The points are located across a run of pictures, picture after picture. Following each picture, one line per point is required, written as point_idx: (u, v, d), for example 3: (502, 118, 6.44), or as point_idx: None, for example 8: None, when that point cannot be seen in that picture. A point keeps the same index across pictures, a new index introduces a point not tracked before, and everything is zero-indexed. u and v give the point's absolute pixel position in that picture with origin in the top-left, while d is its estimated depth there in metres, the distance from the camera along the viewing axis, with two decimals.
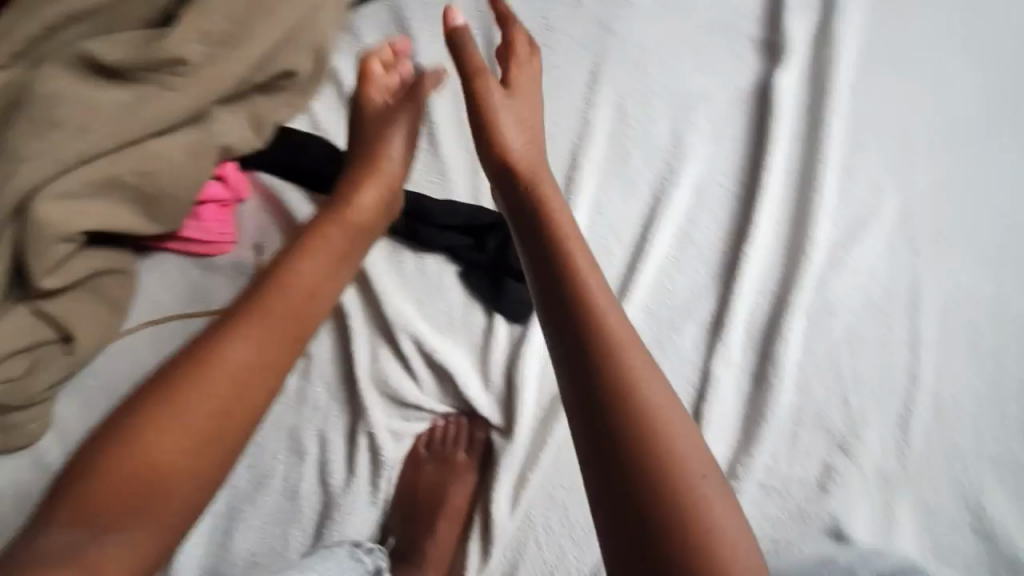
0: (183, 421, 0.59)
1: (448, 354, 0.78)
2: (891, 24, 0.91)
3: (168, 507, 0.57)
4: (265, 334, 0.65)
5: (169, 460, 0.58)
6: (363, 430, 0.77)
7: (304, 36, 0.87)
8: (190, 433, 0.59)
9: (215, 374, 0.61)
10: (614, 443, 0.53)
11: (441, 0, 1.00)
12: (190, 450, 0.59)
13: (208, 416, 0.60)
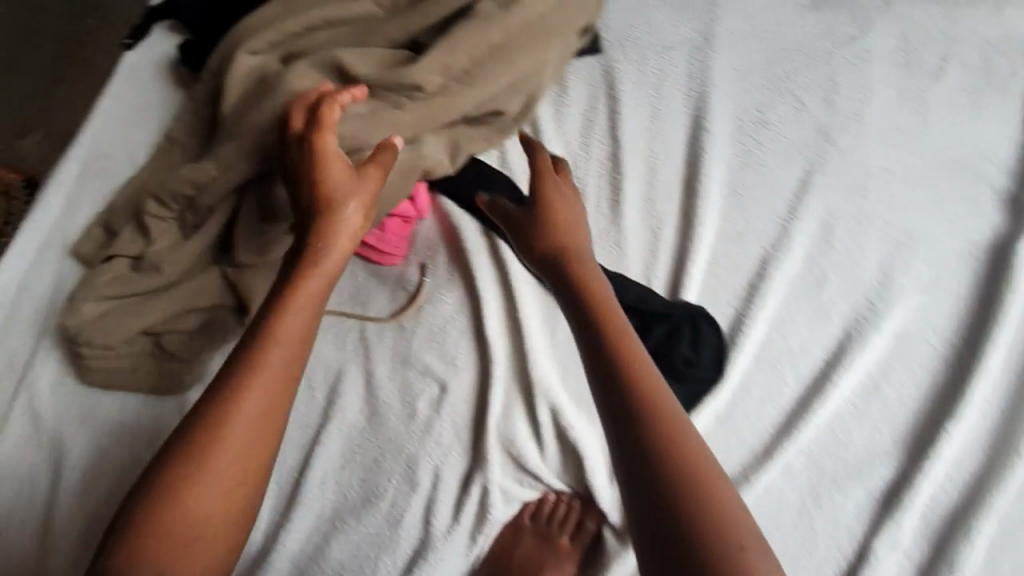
0: (218, 472, 0.55)
1: (582, 433, 0.75)
2: None
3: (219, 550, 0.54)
4: (279, 360, 0.58)
5: (216, 512, 0.54)
6: (477, 482, 0.76)
7: (526, 82, 0.85)
8: (230, 481, 0.55)
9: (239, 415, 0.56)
10: (679, 535, 0.50)
11: (655, 60, 0.96)
12: (228, 500, 0.55)
13: (242, 455, 0.56)
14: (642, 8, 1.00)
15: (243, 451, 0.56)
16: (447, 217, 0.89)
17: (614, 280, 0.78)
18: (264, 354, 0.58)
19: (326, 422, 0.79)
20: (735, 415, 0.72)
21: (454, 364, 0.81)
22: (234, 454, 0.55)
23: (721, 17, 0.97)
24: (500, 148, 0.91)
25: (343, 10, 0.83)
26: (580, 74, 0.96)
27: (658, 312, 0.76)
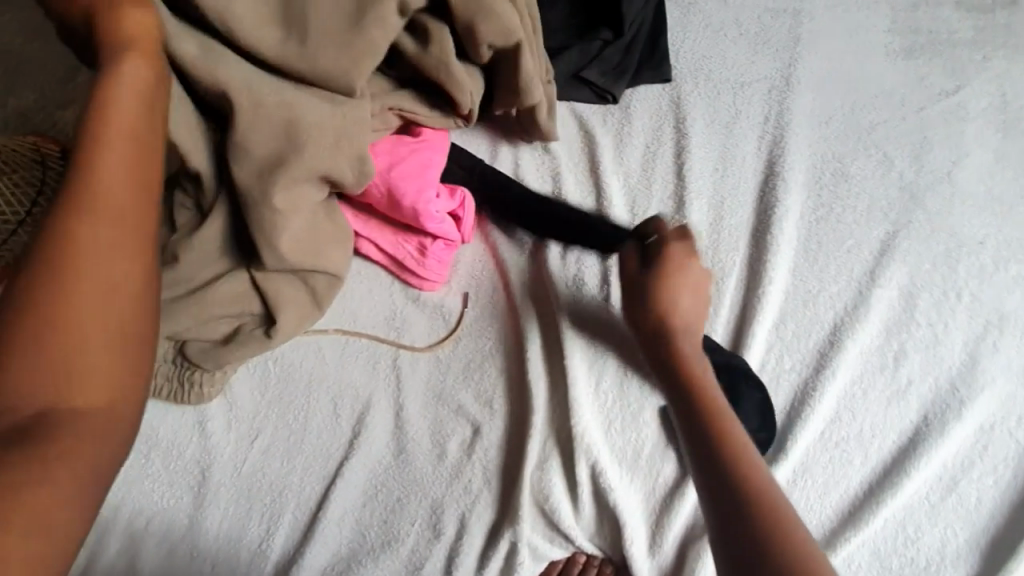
0: (75, 347, 0.46)
1: (623, 496, 0.70)
2: None
3: (99, 440, 0.45)
4: (111, 214, 0.50)
5: (87, 395, 0.45)
6: (506, 536, 0.71)
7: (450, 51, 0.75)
8: (93, 356, 0.46)
9: (76, 280, 0.47)
10: (761, 551, 0.55)
11: (730, 95, 0.90)
12: (95, 381, 0.46)
13: (97, 323, 0.47)
14: (718, 38, 0.94)
15: (92, 316, 0.47)
16: (493, 243, 0.84)
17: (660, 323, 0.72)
18: (93, 211, 0.49)
19: (350, 454, 0.74)
20: (797, 497, 0.66)
21: (490, 406, 0.76)
22: (83, 324, 0.46)
23: (801, 56, 0.91)
24: (556, 176, 0.86)
25: None
26: (647, 103, 0.91)
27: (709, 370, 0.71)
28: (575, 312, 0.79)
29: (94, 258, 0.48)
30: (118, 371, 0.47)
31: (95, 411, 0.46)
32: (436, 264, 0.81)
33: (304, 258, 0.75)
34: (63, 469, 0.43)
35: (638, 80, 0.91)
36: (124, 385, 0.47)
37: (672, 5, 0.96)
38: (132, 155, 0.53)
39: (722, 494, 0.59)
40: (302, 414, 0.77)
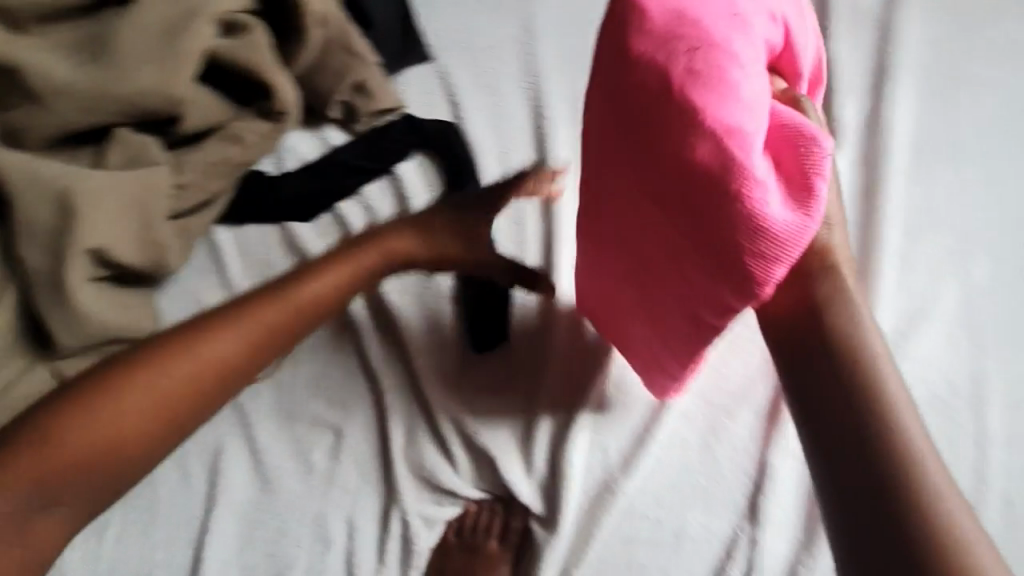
0: (104, 421, 0.60)
1: (489, 435, 0.74)
2: (952, 103, 0.85)
3: (111, 474, 0.61)
4: (212, 372, 0.65)
5: (138, 443, 0.62)
6: (396, 516, 0.73)
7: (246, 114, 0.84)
8: (133, 403, 0.62)
9: (145, 386, 0.62)
10: (829, 379, 0.56)
11: (486, 56, 0.97)
12: (101, 451, 0.60)
13: (157, 416, 0.63)
14: (464, 12, 1.01)
15: (154, 406, 0.63)
16: (303, 255, 0.84)
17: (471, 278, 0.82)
18: (212, 346, 0.65)
19: (213, 507, 0.71)
20: (624, 377, 0.76)
21: (345, 405, 0.76)
22: (165, 380, 0.63)
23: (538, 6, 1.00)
24: (344, 174, 0.88)
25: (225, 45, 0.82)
26: (417, 86, 0.96)
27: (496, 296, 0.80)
28: (399, 290, 0.81)
29: (140, 373, 0.63)
30: (127, 454, 0.61)
31: (109, 463, 0.61)
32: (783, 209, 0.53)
33: (110, 327, 0.72)
34: (69, 447, 0.59)
35: (403, 65, 0.97)
36: (139, 454, 0.62)
37: None
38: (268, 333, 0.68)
39: (797, 339, 0.58)
40: (148, 487, 0.72)
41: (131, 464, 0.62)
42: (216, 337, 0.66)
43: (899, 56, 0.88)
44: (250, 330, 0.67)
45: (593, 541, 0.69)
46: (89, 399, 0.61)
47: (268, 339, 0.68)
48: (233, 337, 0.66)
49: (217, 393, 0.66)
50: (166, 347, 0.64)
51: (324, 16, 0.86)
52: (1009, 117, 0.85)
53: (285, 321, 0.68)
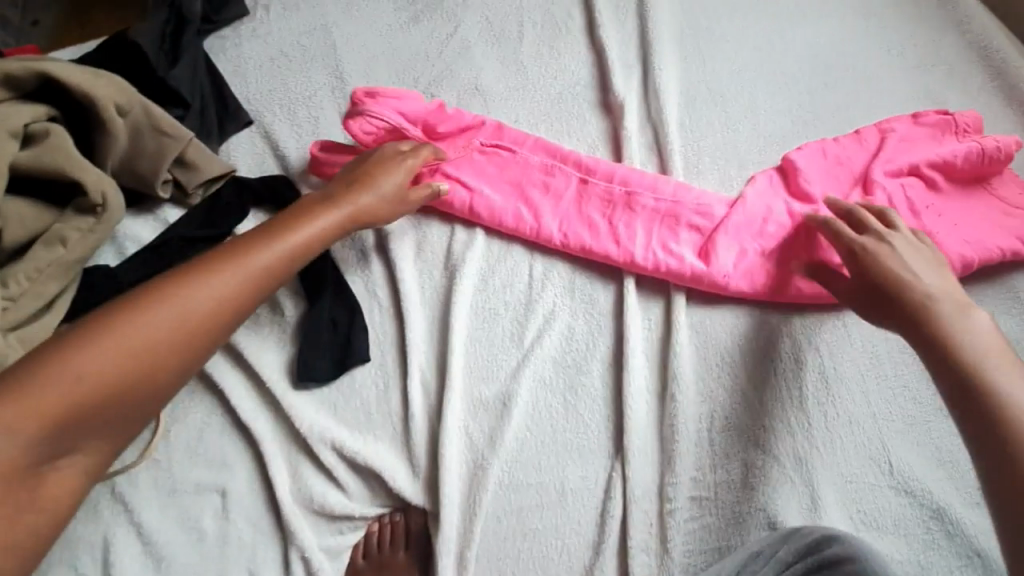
0: (124, 345, 0.66)
1: (367, 451, 0.78)
2: (707, 55, 0.98)
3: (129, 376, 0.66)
4: (211, 298, 0.71)
5: (100, 400, 0.64)
6: (295, 555, 0.74)
7: (65, 213, 0.85)
8: (173, 318, 0.69)
9: (151, 326, 0.68)
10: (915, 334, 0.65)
11: (300, 108, 1.02)
12: (115, 392, 0.65)
13: (129, 372, 0.66)
14: (273, 71, 1.07)
15: (135, 353, 0.66)
16: None
17: (318, 310, 0.84)
18: (206, 280, 0.72)
19: None
20: (478, 362, 0.82)
21: (224, 464, 0.78)
22: (199, 302, 0.70)
23: (340, 49, 1.07)
24: (179, 249, 0.89)
25: (24, 154, 0.83)
26: (243, 148, 1.00)
27: (349, 324, 0.84)
28: (259, 341, 0.84)
29: (124, 328, 0.67)
30: (118, 428, 0.67)
31: (119, 376, 0.65)
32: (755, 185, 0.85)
33: None
34: (82, 369, 0.64)
35: (226, 133, 1.01)
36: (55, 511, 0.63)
37: (225, 64, 1.08)
38: (258, 276, 0.74)
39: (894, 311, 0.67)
40: None
41: (128, 424, 0.68)
42: (264, 249, 0.75)
43: (658, 25, 1.00)
44: (242, 278, 0.73)
45: (479, 517, 0.74)
46: (108, 331, 0.66)
47: (290, 260, 0.76)
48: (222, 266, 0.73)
49: (201, 343, 0.71)
50: (177, 277, 0.72)
51: (121, 104, 0.89)
52: (758, 54, 0.97)
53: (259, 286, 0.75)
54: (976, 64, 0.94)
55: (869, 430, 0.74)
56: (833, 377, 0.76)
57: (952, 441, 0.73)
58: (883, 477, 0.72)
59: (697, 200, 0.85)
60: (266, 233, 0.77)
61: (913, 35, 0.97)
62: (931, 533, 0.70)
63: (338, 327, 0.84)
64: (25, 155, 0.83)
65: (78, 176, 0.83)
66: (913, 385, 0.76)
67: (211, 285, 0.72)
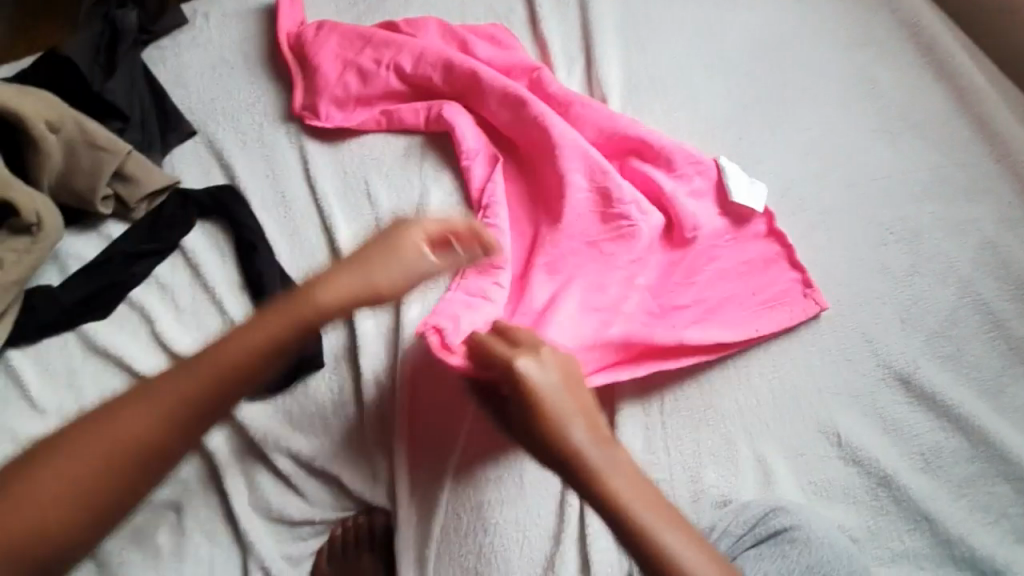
0: (94, 436, 0.64)
1: (325, 456, 0.77)
2: (648, 42, 0.99)
3: (75, 475, 0.63)
4: (174, 424, 0.66)
5: (146, 435, 0.65)
6: (255, 566, 0.73)
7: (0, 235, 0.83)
8: (94, 452, 0.63)
9: (151, 419, 0.65)
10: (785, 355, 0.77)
11: (244, 115, 1.01)
12: (120, 453, 0.64)
13: (104, 479, 0.64)
14: (215, 79, 1.05)
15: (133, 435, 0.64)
16: (107, 351, 0.84)
17: None
18: (144, 406, 0.66)
19: None
20: (430, 360, 0.81)
21: (178, 479, 0.77)
22: (178, 409, 0.66)
23: (279, 54, 1.05)
24: (125, 266, 0.88)
25: None
26: (188, 159, 0.99)
27: None
28: None
29: (75, 445, 0.64)
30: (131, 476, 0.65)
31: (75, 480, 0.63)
32: (762, 224, 0.84)
33: None
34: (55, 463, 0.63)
35: (169, 145, 0.99)
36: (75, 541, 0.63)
37: (165, 74, 1.06)
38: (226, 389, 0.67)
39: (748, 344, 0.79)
40: None
41: (134, 456, 0.64)
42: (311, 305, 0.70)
43: (598, 15, 1.01)
44: (256, 340, 0.68)
45: (437, 512, 0.75)
46: (71, 434, 0.64)
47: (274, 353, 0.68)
48: (184, 375, 0.67)
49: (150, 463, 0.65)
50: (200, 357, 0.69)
51: (53, 121, 0.87)
52: (697, 42, 0.99)
53: (205, 414, 0.67)
54: (905, 42, 0.97)
55: (813, 400, 0.76)
56: (779, 356, 0.78)
57: (897, 408, 0.76)
58: (831, 447, 0.74)
59: (696, 296, 0.81)
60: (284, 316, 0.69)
61: (846, 15, 0.99)
62: (879, 499, 0.73)
63: None
64: None
65: (9, 196, 0.81)
66: (856, 358, 0.77)
67: (198, 373, 0.67)
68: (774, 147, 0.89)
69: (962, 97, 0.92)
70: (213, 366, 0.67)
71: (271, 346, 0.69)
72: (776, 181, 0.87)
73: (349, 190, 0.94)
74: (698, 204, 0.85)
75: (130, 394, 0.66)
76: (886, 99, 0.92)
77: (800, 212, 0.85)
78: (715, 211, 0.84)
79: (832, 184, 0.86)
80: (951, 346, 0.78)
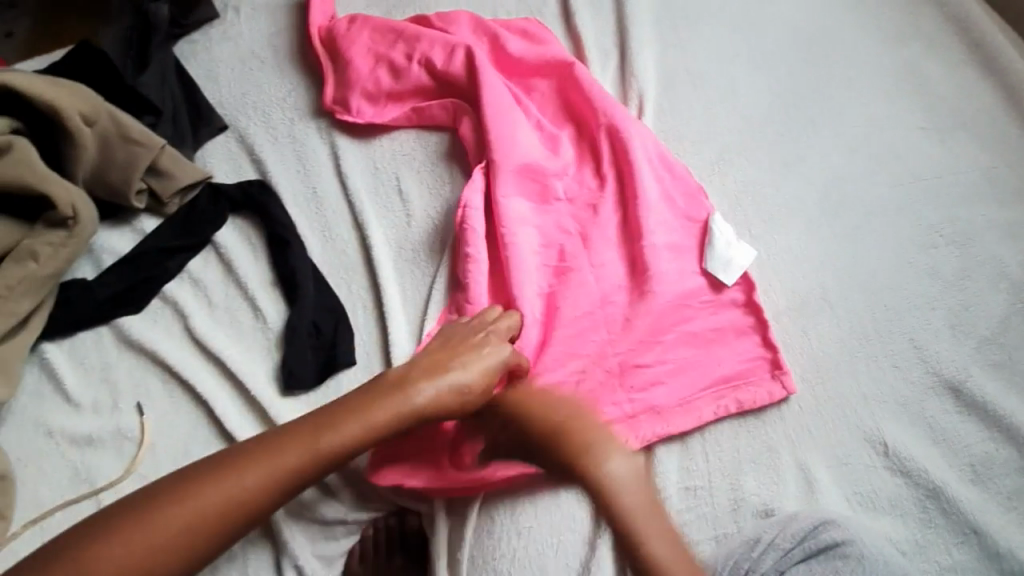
0: (205, 494, 0.63)
1: (358, 455, 0.77)
2: (686, 37, 0.97)
3: (173, 532, 0.61)
4: (282, 489, 0.66)
5: (260, 499, 0.64)
6: (288, 565, 0.73)
7: (37, 228, 0.83)
8: (201, 509, 0.63)
9: (261, 483, 0.65)
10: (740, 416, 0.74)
11: (275, 110, 1.00)
12: (225, 517, 0.63)
13: (199, 534, 0.62)
14: (246, 73, 1.04)
15: (250, 496, 0.64)
16: (141, 346, 0.84)
17: (303, 315, 0.83)
18: (257, 468, 0.65)
19: None
20: None
21: None
22: (289, 476, 0.66)
23: (310, 48, 1.04)
24: (159, 261, 0.88)
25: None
26: (219, 153, 0.98)
27: (334, 327, 0.83)
28: (242, 352, 0.83)
29: (185, 500, 0.63)
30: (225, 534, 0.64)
31: (173, 537, 0.61)
32: (740, 293, 0.79)
33: None
34: (159, 513, 0.62)
35: (201, 139, 0.99)
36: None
37: (196, 69, 1.06)
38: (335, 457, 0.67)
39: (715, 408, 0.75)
40: None
41: (236, 517, 0.64)
42: (418, 388, 0.70)
43: (633, 9, 0.99)
44: (364, 424, 0.68)
45: (471, 515, 0.74)
46: (190, 488, 0.64)
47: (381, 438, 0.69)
48: (296, 464, 0.66)
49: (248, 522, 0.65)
50: (314, 420, 0.68)
51: (88, 115, 0.87)
52: (735, 37, 0.96)
53: (311, 479, 0.67)
54: (953, 37, 0.94)
55: (858, 408, 0.73)
56: (823, 362, 0.75)
57: (945, 417, 0.73)
58: (877, 457, 0.72)
59: (660, 358, 0.77)
60: (389, 395, 0.69)
61: (891, 10, 0.96)
62: (927, 512, 0.70)
63: (323, 334, 0.82)
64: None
65: (46, 190, 0.82)
66: (904, 366, 0.75)
67: (314, 443, 0.67)
68: (817, 145, 0.87)
69: (1012, 94, 0.88)
70: (325, 436, 0.67)
71: (379, 416, 0.68)
72: (819, 181, 0.84)
73: (380, 186, 0.93)
74: (678, 260, 0.80)
75: (242, 456, 0.66)
76: (934, 96, 0.89)
77: (845, 213, 0.82)
78: (697, 270, 0.80)
79: (877, 184, 0.84)
80: (1004, 354, 0.75)
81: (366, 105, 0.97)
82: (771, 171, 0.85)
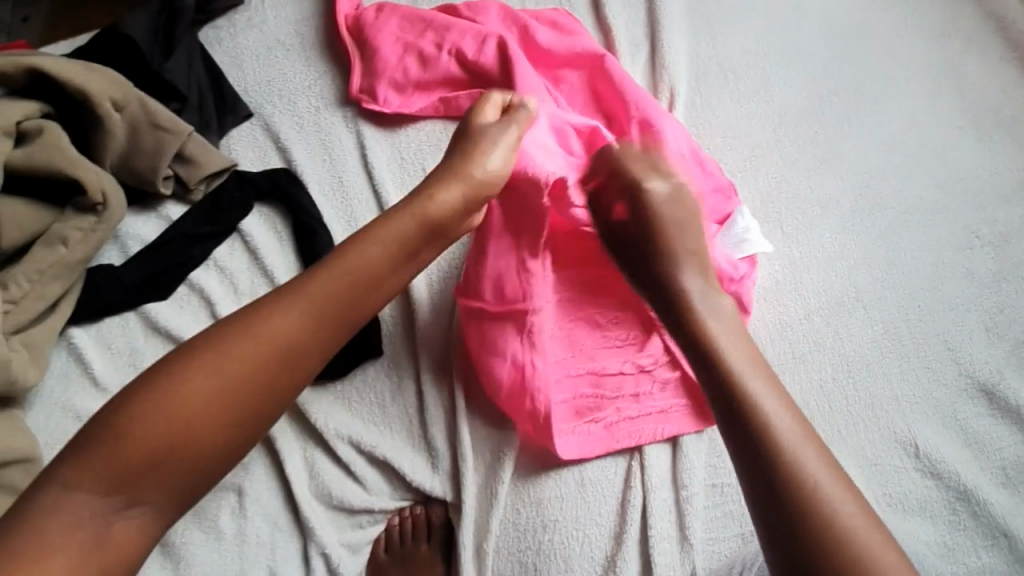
0: (242, 334, 0.61)
1: (385, 445, 0.77)
2: (719, 30, 0.95)
3: (221, 377, 0.59)
4: (322, 316, 0.64)
5: (304, 333, 0.63)
6: (315, 552, 0.74)
7: (66, 213, 0.83)
8: (242, 354, 0.61)
9: (297, 317, 0.63)
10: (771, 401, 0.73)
11: (301, 98, 1.00)
12: (273, 354, 0.61)
13: (251, 374, 0.60)
14: (272, 60, 1.04)
15: (282, 345, 0.62)
16: (168, 332, 0.84)
17: None
18: (292, 302, 0.64)
19: None
20: None
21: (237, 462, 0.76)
22: (325, 304, 0.64)
23: (336, 36, 1.04)
24: (185, 248, 0.88)
25: (23, 153, 0.82)
26: (245, 141, 0.98)
27: None
28: None
29: (222, 346, 0.61)
30: (278, 374, 0.62)
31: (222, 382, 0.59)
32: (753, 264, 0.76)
33: None
34: (199, 363, 0.60)
35: (226, 127, 0.98)
36: (212, 462, 0.59)
37: (221, 55, 1.05)
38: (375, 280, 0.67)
39: None
40: None
41: (285, 355, 0.62)
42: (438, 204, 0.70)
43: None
44: (394, 244, 0.68)
45: (496, 506, 0.74)
46: (227, 339, 0.61)
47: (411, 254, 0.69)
48: (331, 292, 0.65)
49: (299, 363, 0.63)
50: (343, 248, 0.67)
51: (117, 100, 0.87)
52: (769, 30, 0.94)
53: (352, 307, 0.66)
54: (992, 34, 0.92)
55: (888, 408, 0.73)
56: (854, 361, 0.75)
57: (977, 420, 0.73)
58: (908, 458, 0.71)
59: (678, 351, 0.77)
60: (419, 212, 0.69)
61: (929, 5, 0.94)
62: (956, 514, 0.70)
63: None
64: (24, 153, 0.82)
65: (75, 175, 0.82)
66: (936, 367, 0.74)
67: (343, 267, 0.66)
68: (852, 142, 0.85)
69: None
70: (355, 261, 0.66)
71: (411, 238, 0.69)
72: (853, 178, 0.83)
73: (406, 177, 0.92)
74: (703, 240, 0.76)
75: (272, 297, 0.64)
76: (972, 95, 0.88)
77: (879, 211, 0.81)
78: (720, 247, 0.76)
79: (912, 183, 0.82)
80: None
81: (394, 94, 0.96)
82: (804, 168, 0.84)
